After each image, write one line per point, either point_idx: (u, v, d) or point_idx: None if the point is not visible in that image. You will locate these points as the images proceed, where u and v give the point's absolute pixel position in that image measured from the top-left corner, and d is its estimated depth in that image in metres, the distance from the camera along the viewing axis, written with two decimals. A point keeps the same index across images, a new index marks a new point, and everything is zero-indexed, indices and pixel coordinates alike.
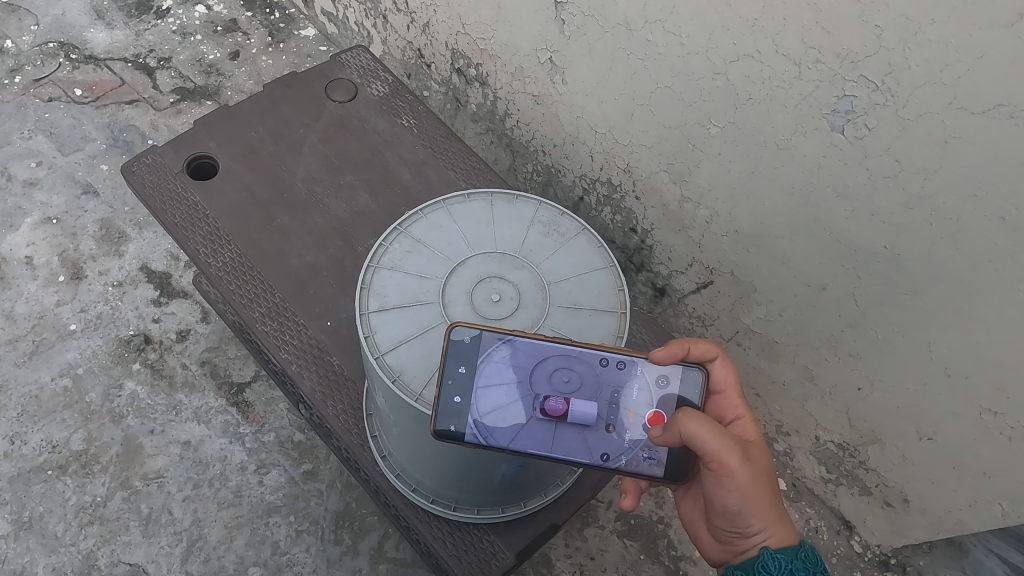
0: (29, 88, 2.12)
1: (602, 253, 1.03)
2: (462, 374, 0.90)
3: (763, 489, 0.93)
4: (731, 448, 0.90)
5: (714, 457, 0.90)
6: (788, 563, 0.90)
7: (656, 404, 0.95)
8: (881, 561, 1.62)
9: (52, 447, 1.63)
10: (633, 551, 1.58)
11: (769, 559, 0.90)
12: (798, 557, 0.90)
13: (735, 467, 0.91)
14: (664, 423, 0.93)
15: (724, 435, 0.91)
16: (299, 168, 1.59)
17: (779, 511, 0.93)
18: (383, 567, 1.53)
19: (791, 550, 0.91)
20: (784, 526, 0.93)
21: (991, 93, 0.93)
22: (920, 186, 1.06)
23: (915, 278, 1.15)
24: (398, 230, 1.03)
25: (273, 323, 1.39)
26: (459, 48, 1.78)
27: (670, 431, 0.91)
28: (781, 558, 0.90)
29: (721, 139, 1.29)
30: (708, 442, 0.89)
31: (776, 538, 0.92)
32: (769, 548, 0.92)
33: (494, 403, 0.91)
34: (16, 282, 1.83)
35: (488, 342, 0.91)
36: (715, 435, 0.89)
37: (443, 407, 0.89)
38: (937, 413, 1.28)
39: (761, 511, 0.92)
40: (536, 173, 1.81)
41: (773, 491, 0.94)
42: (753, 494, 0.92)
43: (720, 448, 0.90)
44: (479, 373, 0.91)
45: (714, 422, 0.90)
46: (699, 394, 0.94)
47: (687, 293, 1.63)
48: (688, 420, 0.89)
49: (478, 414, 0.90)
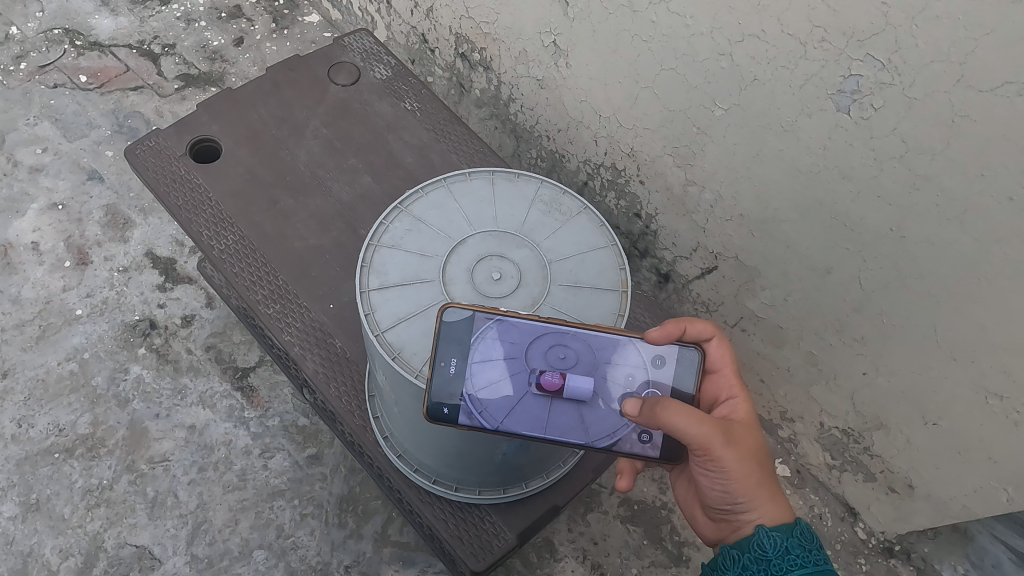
0: (35, 74, 2.13)
1: (603, 231, 1.02)
2: (456, 356, 0.90)
3: (750, 471, 0.92)
4: (714, 432, 0.90)
5: (697, 443, 0.90)
6: (783, 541, 0.88)
7: (650, 383, 0.94)
8: (885, 547, 1.61)
9: (59, 431, 1.64)
10: (635, 536, 1.58)
11: (764, 537, 0.89)
12: (794, 534, 0.89)
13: (719, 452, 0.91)
14: (638, 401, 0.91)
15: (708, 420, 0.90)
16: (301, 152, 1.59)
17: (770, 490, 0.93)
18: (387, 551, 1.54)
19: (786, 527, 0.90)
20: (777, 504, 0.92)
21: (998, 71, 0.91)
22: (926, 166, 1.05)
23: (919, 260, 1.14)
24: (398, 208, 1.03)
25: (275, 305, 1.40)
26: (463, 32, 1.77)
27: (646, 409, 0.90)
28: (776, 535, 0.89)
29: (726, 121, 1.28)
30: (689, 430, 0.89)
31: (769, 517, 0.92)
32: (763, 526, 0.91)
33: (488, 378, 0.91)
34: (22, 267, 1.84)
35: (480, 323, 0.90)
36: (696, 421, 0.89)
37: (438, 388, 0.90)
38: (942, 398, 1.27)
39: (749, 492, 0.92)
40: (540, 158, 1.81)
41: (762, 471, 0.94)
42: (740, 476, 0.92)
43: (703, 435, 0.89)
44: (472, 352, 0.90)
45: (696, 410, 0.90)
46: (692, 375, 0.94)
47: (691, 279, 1.62)
48: (668, 409, 0.88)
49: (471, 391, 0.91)
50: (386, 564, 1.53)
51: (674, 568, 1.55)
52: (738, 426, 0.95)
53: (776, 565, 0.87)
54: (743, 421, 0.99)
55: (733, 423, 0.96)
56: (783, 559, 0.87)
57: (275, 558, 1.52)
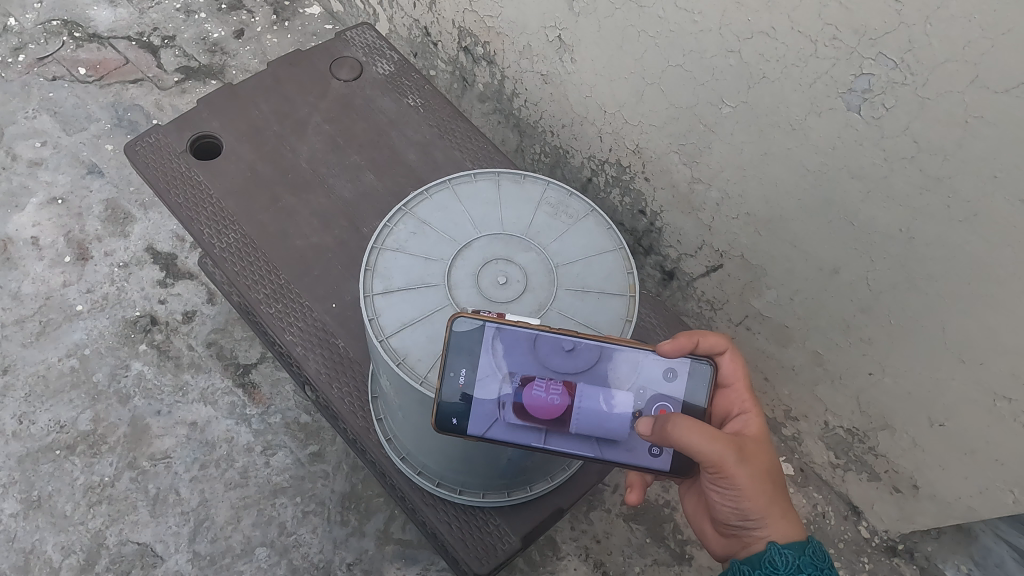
0: (33, 67, 2.11)
1: (611, 234, 1.01)
2: (465, 368, 0.89)
3: (763, 490, 0.92)
4: (726, 450, 0.89)
5: (709, 460, 0.89)
6: (795, 559, 0.88)
7: (662, 397, 0.93)
8: (889, 546, 1.60)
9: (60, 427, 1.63)
10: (638, 534, 1.57)
11: (776, 554, 0.89)
12: (806, 552, 0.89)
13: (731, 470, 0.90)
14: (651, 420, 0.91)
15: (720, 438, 0.89)
16: (303, 148, 1.57)
17: (782, 507, 0.93)
18: (389, 548, 1.54)
19: (798, 545, 0.90)
20: (788, 521, 0.92)
21: (1013, 72, 0.90)
22: (938, 167, 1.04)
23: (928, 261, 1.13)
24: (403, 210, 1.02)
25: (278, 304, 1.39)
26: (466, 25, 1.75)
27: (657, 428, 0.89)
28: (789, 553, 0.89)
29: (734, 119, 1.26)
30: (703, 448, 0.88)
31: (781, 535, 0.91)
32: (776, 543, 0.91)
33: (496, 396, 0.90)
34: (22, 262, 1.83)
35: (488, 335, 0.89)
36: (707, 438, 0.88)
37: (446, 401, 0.89)
38: (949, 400, 1.26)
39: (761, 510, 0.92)
40: (544, 153, 1.79)
41: (775, 488, 0.93)
42: (753, 494, 0.92)
43: (714, 453, 0.88)
44: (479, 368, 0.89)
45: (708, 427, 0.88)
46: (704, 390, 0.93)
47: (696, 276, 1.61)
48: (680, 427, 0.87)
49: (479, 406, 0.90)
50: (387, 562, 1.52)
51: (676, 567, 1.55)
52: (750, 443, 0.94)
53: None
54: (755, 437, 0.98)
55: (745, 439, 0.95)
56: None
57: (277, 555, 1.52)
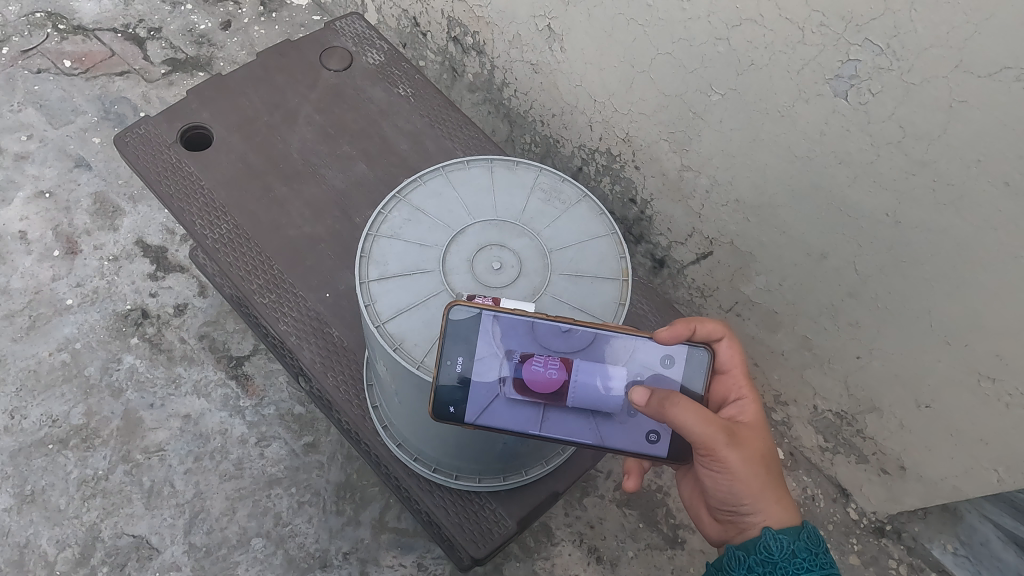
0: (17, 60, 2.08)
1: (603, 219, 1.02)
2: (461, 357, 0.90)
3: (756, 475, 0.93)
4: (719, 433, 0.90)
5: (702, 442, 0.91)
6: (790, 544, 0.89)
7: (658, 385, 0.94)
8: (877, 527, 1.63)
9: (52, 421, 1.63)
10: (632, 519, 1.59)
11: (771, 539, 0.90)
12: (801, 538, 0.90)
13: (724, 453, 0.92)
14: (647, 391, 0.91)
15: (714, 421, 0.91)
16: (294, 138, 1.57)
17: (775, 492, 0.94)
18: (384, 537, 1.54)
19: (793, 530, 0.91)
20: (781, 506, 0.94)
21: (997, 55, 0.91)
22: (923, 151, 1.05)
23: (914, 244, 1.15)
24: (397, 197, 1.02)
25: (271, 295, 1.40)
26: (455, 15, 1.75)
27: (654, 400, 0.90)
28: (783, 538, 0.90)
29: (723, 106, 1.27)
30: (696, 430, 0.89)
31: (774, 519, 0.93)
32: (769, 528, 0.92)
33: (494, 382, 0.92)
34: (10, 257, 1.81)
35: (483, 324, 0.90)
36: (702, 421, 0.89)
37: (443, 391, 0.90)
38: (935, 381, 1.28)
39: (754, 494, 0.93)
40: (534, 143, 1.79)
41: (768, 474, 0.95)
42: (746, 477, 0.93)
43: (707, 435, 0.90)
44: (475, 355, 0.90)
45: (703, 409, 0.89)
46: (702, 377, 0.94)
47: (686, 264, 1.63)
48: (677, 410, 0.88)
49: (477, 395, 0.91)
50: (384, 551, 1.53)
51: (669, 550, 1.57)
52: (744, 429, 0.96)
53: (783, 568, 0.88)
54: (749, 423, 0.99)
55: (739, 424, 0.96)
56: (790, 562, 0.88)
57: (273, 546, 1.53)
